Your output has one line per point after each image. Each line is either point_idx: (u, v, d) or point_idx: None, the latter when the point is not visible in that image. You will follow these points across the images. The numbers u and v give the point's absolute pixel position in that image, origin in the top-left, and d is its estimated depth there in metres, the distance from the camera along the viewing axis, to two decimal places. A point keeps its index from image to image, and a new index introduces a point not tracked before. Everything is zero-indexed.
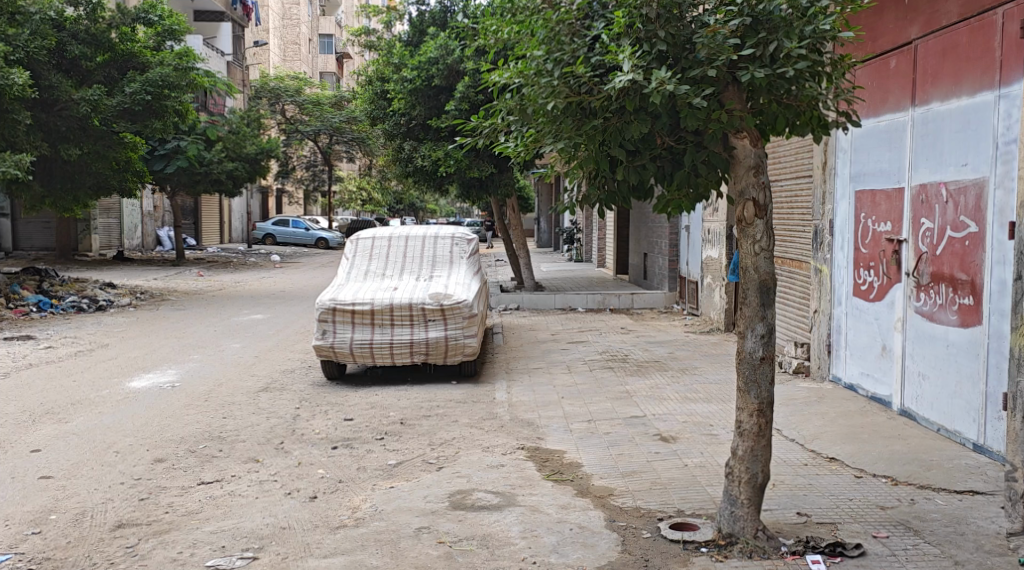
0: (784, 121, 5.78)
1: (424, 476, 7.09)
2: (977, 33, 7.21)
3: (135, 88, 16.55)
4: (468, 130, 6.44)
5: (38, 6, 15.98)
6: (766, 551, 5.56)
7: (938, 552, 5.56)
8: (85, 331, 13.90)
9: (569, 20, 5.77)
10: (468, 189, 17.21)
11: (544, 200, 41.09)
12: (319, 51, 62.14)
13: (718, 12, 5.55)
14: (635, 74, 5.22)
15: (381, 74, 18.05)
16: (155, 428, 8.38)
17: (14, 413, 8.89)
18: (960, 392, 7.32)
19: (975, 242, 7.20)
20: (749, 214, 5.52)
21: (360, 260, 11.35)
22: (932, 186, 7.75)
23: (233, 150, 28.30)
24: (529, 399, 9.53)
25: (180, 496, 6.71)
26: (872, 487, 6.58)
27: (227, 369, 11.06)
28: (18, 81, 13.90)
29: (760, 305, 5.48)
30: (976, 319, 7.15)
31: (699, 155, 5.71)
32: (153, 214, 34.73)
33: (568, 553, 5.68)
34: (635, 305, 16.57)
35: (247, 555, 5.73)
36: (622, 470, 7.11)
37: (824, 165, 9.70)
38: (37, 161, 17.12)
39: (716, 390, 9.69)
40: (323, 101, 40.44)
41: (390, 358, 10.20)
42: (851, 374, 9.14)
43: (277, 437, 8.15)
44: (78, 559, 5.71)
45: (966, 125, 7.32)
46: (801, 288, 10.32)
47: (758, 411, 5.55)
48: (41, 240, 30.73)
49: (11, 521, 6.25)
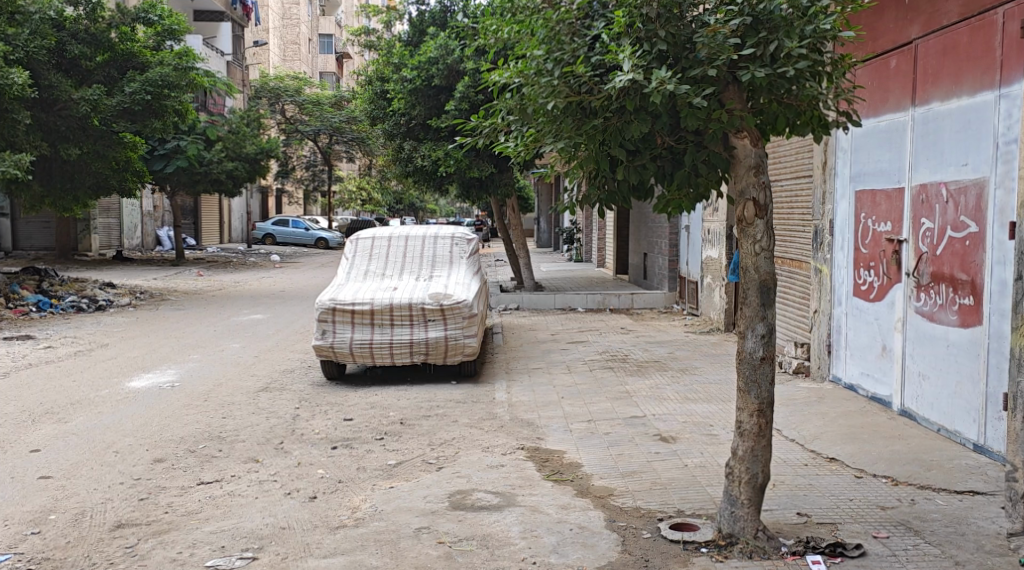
0: (784, 120, 5.81)
1: (424, 476, 7.09)
2: (977, 33, 7.21)
3: (135, 88, 16.56)
4: (468, 130, 6.43)
5: (38, 5, 15.94)
6: (766, 551, 5.55)
7: (938, 552, 5.55)
8: (85, 331, 13.88)
9: (569, 19, 5.76)
10: (468, 189, 17.20)
11: (544, 199, 41.09)
12: (319, 51, 62.16)
13: (718, 12, 5.54)
14: (635, 74, 5.21)
15: (381, 74, 18.04)
16: (154, 428, 8.37)
17: (13, 413, 8.88)
18: (961, 392, 7.32)
19: (976, 242, 7.19)
20: (749, 214, 5.51)
21: (359, 260, 11.35)
22: (932, 186, 7.75)
23: (233, 150, 28.28)
24: (529, 399, 9.53)
25: (179, 496, 6.71)
26: (872, 487, 6.57)
27: (227, 369, 11.05)
28: (18, 81, 13.89)
29: (760, 305, 5.47)
30: (976, 320, 7.15)
31: (700, 154, 5.72)
32: (153, 213, 34.73)
33: (568, 553, 5.68)
34: (635, 305, 16.56)
35: (247, 555, 5.72)
36: (622, 470, 7.11)
37: (824, 165, 9.70)
38: (37, 161, 17.10)
39: (716, 390, 9.69)
40: (323, 101, 40.44)
41: (389, 358, 10.20)
42: (851, 374, 9.13)
43: (277, 437, 8.15)
44: (78, 559, 5.71)
45: (967, 124, 7.31)
46: (801, 288, 10.32)
47: (758, 411, 5.54)
48: (41, 239, 30.76)
49: (11, 521, 6.24)
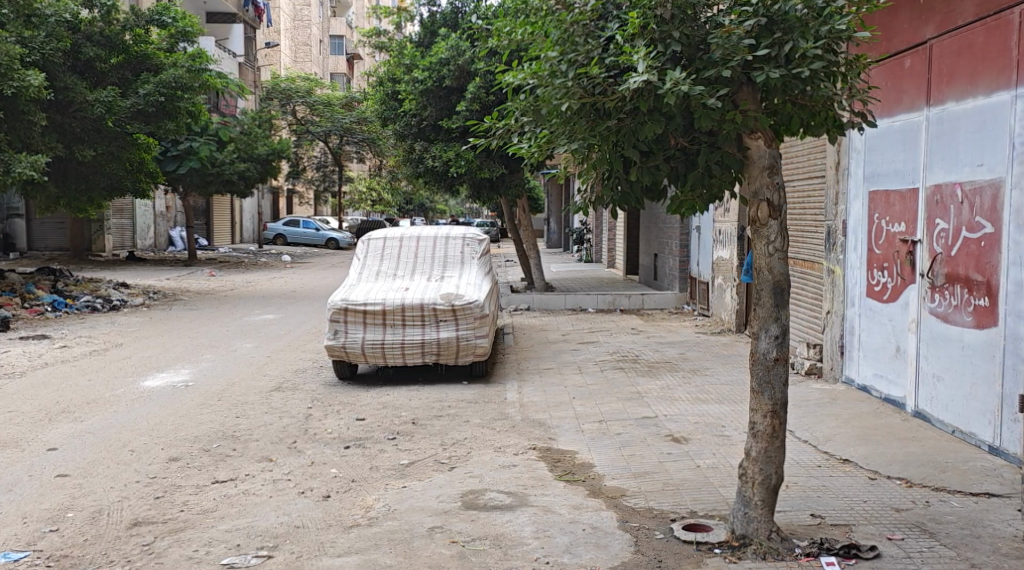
0: (798, 121, 5.85)
1: (437, 476, 7.10)
2: (993, 32, 7.19)
3: (149, 90, 16.58)
4: (480, 130, 6.44)
5: (54, 8, 16.02)
6: (779, 552, 5.55)
7: (953, 554, 5.55)
8: (99, 331, 13.93)
9: (583, 20, 5.76)
10: (479, 189, 17.21)
11: (554, 201, 41.19)
12: (329, 52, 62.38)
13: (734, 12, 5.56)
14: (649, 75, 5.22)
15: (392, 75, 18.10)
16: (167, 427, 8.38)
17: (29, 412, 8.91)
18: (975, 394, 7.31)
19: (991, 242, 7.18)
20: (763, 214, 5.53)
21: (371, 260, 11.39)
22: (947, 186, 7.73)
23: (245, 150, 28.33)
24: (540, 399, 9.56)
25: (195, 495, 6.73)
26: (886, 489, 6.57)
27: (240, 368, 11.08)
28: (34, 83, 13.94)
29: (774, 306, 5.48)
30: (991, 321, 7.15)
31: (714, 155, 5.71)
32: (165, 213, 34.84)
33: (581, 553, 5.69)
34: (646, 306, 16.51)
35: (262, 554, 5.75)
36: (634, 470, 7.13)
37: (836, 165, 9.71)
38: (52, 162, 16.97)
39: (727, 390, 9.70)
40: (334, 102, 40.47)
41: (400, 358, 10.22)
42: (864, 375, 9.11)
43: (290, 437, 8.17)
44: (95, 557, 5.73)
45: (982, 125, 7.30)
46: (813, 287, 10.32)
47: (772, 412, 5.55)
48: (55, 240, 30.91)
49: (29, 519, 6.29)
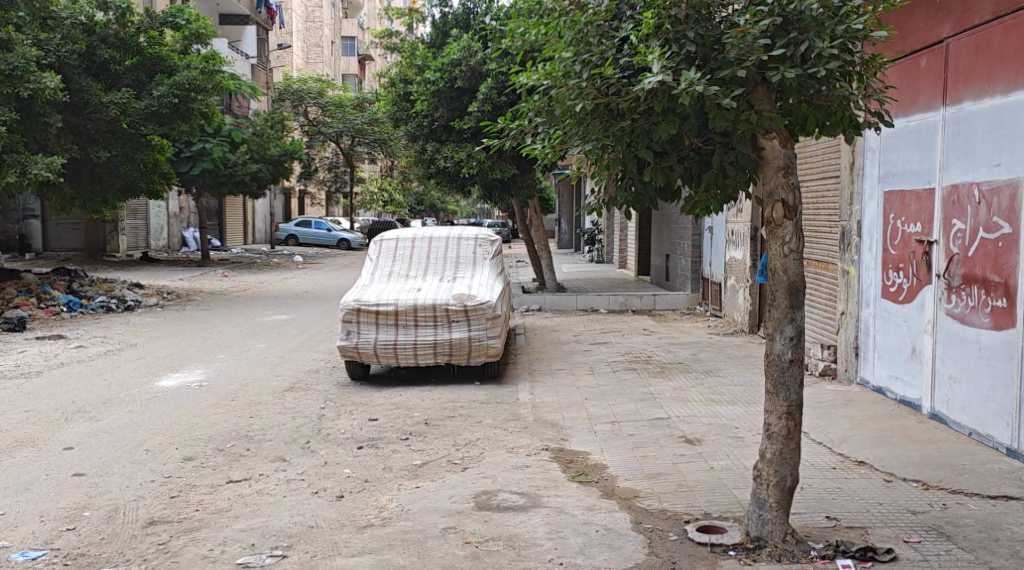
0: (813, 121, 5.83)
1: (450, 476, 7.11)
2: (1010, 32, 7.15)
3: (162, 91, 16.60)
4: (494, 131, 6.43)
5: (68, 10, 16.29)
6: (795, 555, 5.53)
7: (972, 557, 5.52)
8: (114, 331, 13.98)
9: (597, 21, 5.75)
10: (491, 190, 17.21)
11: (565, 201, 41.26)
12: (341, 53, 62.53)
13: (749, 12, 5.53)
14: (664, 75, 5.21)
15: (404, 76, 18.17)
16: (181, 427, 8.39)
17: (45, 412, 8.95)
18: (994, 395, 7.25)
19: (1009, 243, 7.13)
20: (778, 215, 5.51)
21: (384, 260, 11.41)
22: (964, 186, 7.70)
23: (257, 151, 28.40)
24: (553, 400, 9.57)
25: (210, 494, 6.75)
26: (903, 491, 6.54)
27: (254, 368, 11.11)
28: (50, 85, 14.01)
29: (789, 306, 5.46)
30: (1009, 321, 7.11)
31: (728, 155, 5.68)
32: (178, 214, 34.96)
33: (595, 555, 5.68)
34: (658, 306, 16.49)
35: (276, 554, 5.75)
36: (646, 472, 7.12)
37: (852, 165, 9.68)
38: (68, 164, 17.03)
39: (741, 392, 9.68)
40: (346, 103, 40.55)
41: (413, 358, 10.22)
42: (880, 376, 9.07)
43: (303, 437, 8.18)
44: (112, 555, 5.76)
45: (999, 124, 7.27)
46: (827, 289, 10.29)
47: (787, 414, 5.53)
48: (70, 240, 31.14)
49: (46, 517, 6.31)
